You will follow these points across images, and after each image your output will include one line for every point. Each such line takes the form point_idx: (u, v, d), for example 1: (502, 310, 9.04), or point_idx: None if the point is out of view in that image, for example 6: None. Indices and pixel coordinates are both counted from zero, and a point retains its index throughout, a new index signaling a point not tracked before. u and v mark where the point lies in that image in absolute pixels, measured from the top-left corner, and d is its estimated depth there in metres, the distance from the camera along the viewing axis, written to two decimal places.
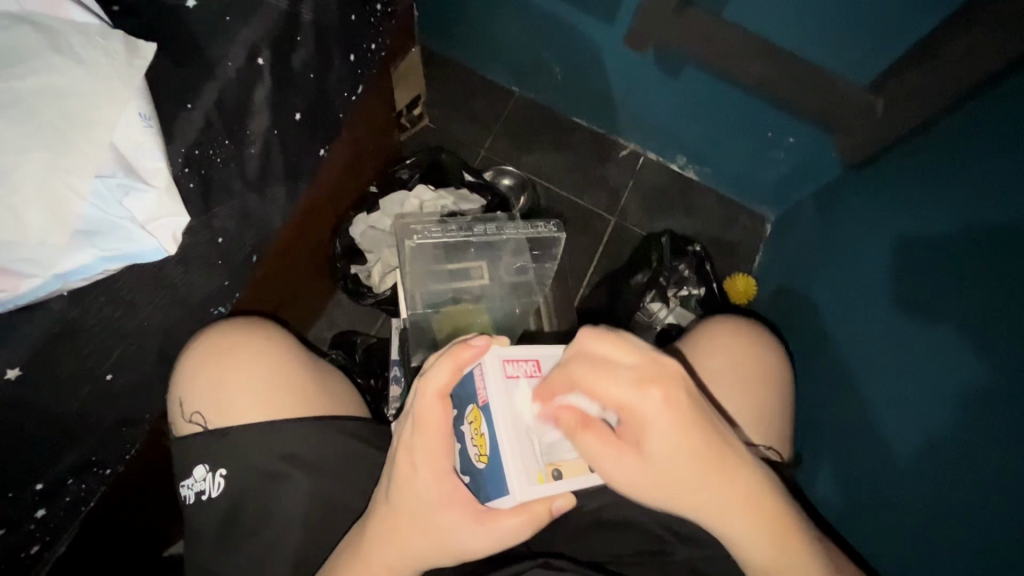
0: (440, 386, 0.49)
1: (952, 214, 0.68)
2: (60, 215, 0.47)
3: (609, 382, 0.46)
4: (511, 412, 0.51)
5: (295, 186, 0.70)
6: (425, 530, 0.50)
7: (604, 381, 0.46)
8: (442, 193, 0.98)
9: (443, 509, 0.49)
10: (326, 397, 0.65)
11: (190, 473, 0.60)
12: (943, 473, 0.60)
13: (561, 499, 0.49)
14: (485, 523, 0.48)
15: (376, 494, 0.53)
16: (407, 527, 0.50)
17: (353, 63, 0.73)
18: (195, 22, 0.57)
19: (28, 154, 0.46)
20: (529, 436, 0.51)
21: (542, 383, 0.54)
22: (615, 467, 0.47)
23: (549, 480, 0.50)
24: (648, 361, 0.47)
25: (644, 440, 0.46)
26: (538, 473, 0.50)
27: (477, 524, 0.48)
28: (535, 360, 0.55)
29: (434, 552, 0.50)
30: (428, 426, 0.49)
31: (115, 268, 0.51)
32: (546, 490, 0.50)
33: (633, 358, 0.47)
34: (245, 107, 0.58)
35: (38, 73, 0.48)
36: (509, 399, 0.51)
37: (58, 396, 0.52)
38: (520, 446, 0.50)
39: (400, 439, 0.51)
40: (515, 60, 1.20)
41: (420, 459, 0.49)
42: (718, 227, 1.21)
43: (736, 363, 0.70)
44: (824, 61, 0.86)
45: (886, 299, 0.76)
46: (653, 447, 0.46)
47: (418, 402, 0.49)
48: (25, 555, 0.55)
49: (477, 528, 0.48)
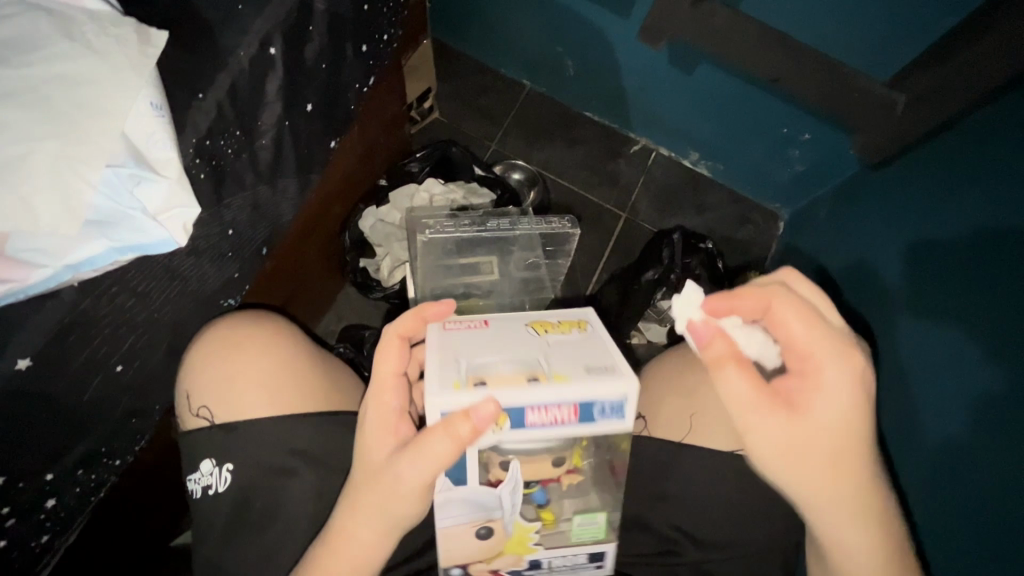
0: (402, 330, 0.52)
1: (971, 214, 0.66)
2: (71, 205, 0.46)
3: (801, 323, 0.49)
4: (441, 347, 0.50)
5: (305, 179, 0.69)
6: (376, 478, 0.50)
7: (804, 327, 0.49)
8: (453, 187, 0.97)
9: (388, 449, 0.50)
10: (335, 394, 0.65)
11: (197, 467, 0.60)
12: (952, 477, 0.59)
13: (485, 408, 0.43)
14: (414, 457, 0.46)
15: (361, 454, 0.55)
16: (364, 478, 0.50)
17: (365, 54, 0.72)
18: (208, 11, 0.56)
19: (39, 142, 0.46)
20: (455, 361, 0.48)
21: (482, 329, 0.52)
22: (769, 426, 0.47)
23: (469, 388, 0.45)
24: (847, 332, 0.50)
25: (808, 395, 0.48)
26: (455, 381, 0.46)
27: (406, 457, 0.47)
28: (483, 319, 0.54)
29: (387, 501, 0.49)
30: (382, 369, 0.52)
31: (126, 259, 0.51)
32: (464, 399, 0.45)
33: (835, 328, 0.50)
34: (256, 99, 0.58)
35: (49, 61, 0.47)
36: (443, 341, 0.51)
37: (68, 388, 0.51)
38: (443, 365, 0.47)
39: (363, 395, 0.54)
40: (527, 52, 1.19)
41: (375, 405, 0.51)
42: (730, 225, 1.19)
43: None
44: (846, 56, 0.84)
45: (900, 301, 0.74)
46: (814, 405, 0.48)
47: (379, 348, 0.52)
48: (36, 543, 0.56)
49: (409, 460, 0.46)
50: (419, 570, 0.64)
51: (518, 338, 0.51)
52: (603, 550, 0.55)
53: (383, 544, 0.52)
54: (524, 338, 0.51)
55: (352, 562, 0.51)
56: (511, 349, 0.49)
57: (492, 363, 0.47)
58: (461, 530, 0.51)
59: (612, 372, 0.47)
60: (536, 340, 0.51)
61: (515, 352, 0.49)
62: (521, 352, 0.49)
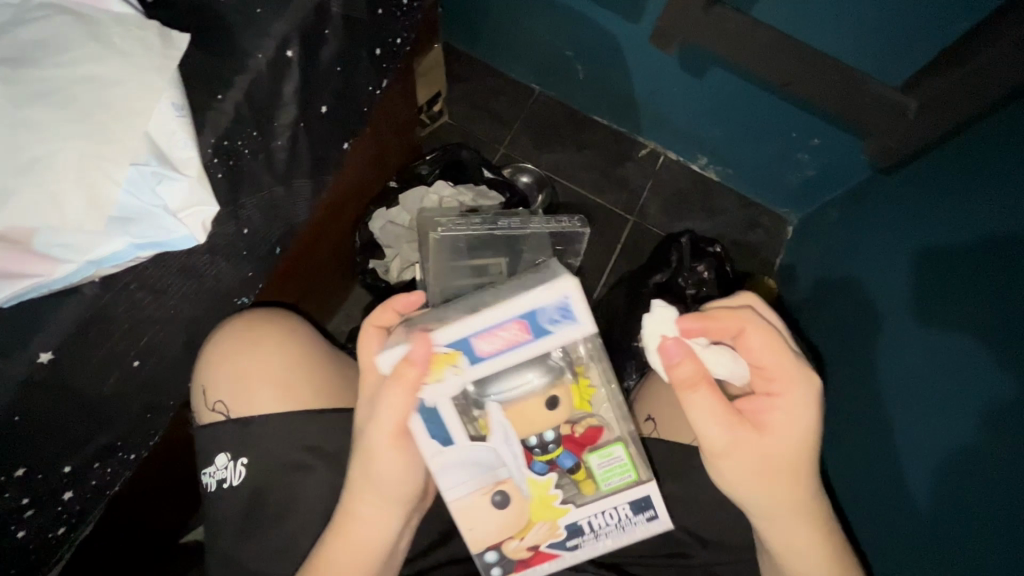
0: (378, 319, 0.54)
1: (985, 221, 0.66)
2: (98, 202, 0.48)
3: (769, 349, 0.50)
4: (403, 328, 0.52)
5: (320, 180, 0.71)
6: (359, 446, 0.52)
7: (775, 350, 0.50)
8: (462, 189, 0.97)
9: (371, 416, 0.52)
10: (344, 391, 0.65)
11: (212, 461, 0.60)
12: (966, 486, 0.58)
13: (422, 345, 0.44)
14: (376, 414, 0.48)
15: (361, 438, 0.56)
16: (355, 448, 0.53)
17: (379, 57, 0.73)
18: (227, 13, 0.57)
19: (67, 140, 0.47)
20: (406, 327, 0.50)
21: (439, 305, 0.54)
22: (773, 422, 0.50)
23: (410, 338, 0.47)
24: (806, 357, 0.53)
25: (770, 416, 0.50)
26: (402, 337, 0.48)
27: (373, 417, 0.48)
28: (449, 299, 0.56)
29: (372, 467, 0.51)
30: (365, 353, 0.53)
31: (146, 255, 0.51)
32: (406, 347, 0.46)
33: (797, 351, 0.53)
34: (273, 100, 0.59)
35: (77, 63, 0.49)
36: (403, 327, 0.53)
37: (87, 382, 0.52)
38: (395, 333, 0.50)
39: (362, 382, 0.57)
40: (537, 57, 1.20)
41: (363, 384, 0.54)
42: (740, 229, 1.20)
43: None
44: (860, 61, 0.84)
45: (913, 307, 0.73)
46: (773, 424, 0.50)
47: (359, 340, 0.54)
48: (52, 534, 0.58)
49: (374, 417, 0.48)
50: (427, 569, 0.65)
51: (468, 295, 0.51)
52: (645, 497, 0.52)
53: (389, 514, 0.53)
54: (474, 293, 0.51)
55: (355, 536, 0.53)
56: (461, 302, 0.50)
57: (433, 314, 0.49)
58: (475, 489, 0.49)
59: (550, 273, 0.46)
60: (489, 289, 0.50)
61: (462, 301, 0.49)
62: (471, 298, 0.49)
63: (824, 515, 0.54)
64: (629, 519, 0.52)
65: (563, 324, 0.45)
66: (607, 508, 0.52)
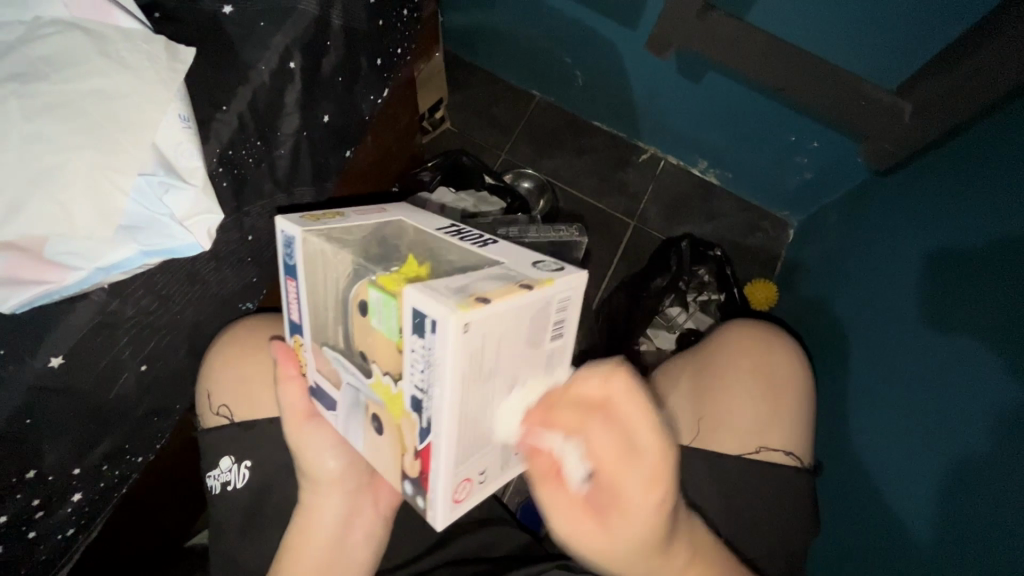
0: None
1: (980, 223, 0.66)
2: (106, 212, 0.49)
3: (602, 441, 0.44)
4: None
5: (321, 187, 0.72)
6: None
7: (620, 449, 0.44)
8: (463, 196, 0.98)
9: None
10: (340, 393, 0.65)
11: (215, 465, 0.61)
12: (965, 486, 0.58)
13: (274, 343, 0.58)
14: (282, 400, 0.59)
15: None
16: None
17: (379, 67, 0.74)
18: (231, 26, 0.58)
19: (77, 152, 0.49)
20: None
21: None
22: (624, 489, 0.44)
23: None
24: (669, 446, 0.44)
25: (617, 492, 0.44)
26: None
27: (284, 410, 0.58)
28: None
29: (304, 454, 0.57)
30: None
31: (154, 262, 0.53)
32: None
33: (653, 444, 0.44)
34: (276, 111, 0.60)
35: (85, 76, 0.50)
36: None
37: (95, 386, 0.54)
38: None
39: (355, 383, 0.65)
40: (537, 64, 1.21)
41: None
42: (739, 232, 1.20)
43: (763, 357, 0.70)
44: (855, 65, 0.85)
45: (911, 309, 0.74)
46: (632, 498, 0.44)
47: None
48: (62, 536, 0.59)
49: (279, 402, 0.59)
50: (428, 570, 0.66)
51: None
52: (431, 321, 0.39)
53: (320, 497, 0.57)
54: None
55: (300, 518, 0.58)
56: None
57: None
58: (359, 420, 0.51)
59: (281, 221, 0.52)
60: None
61: None
62: None
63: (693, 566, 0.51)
64: (427, 345, 0.40)
65: (295, 258, 0.50)
66: (409, 350, 0.42)
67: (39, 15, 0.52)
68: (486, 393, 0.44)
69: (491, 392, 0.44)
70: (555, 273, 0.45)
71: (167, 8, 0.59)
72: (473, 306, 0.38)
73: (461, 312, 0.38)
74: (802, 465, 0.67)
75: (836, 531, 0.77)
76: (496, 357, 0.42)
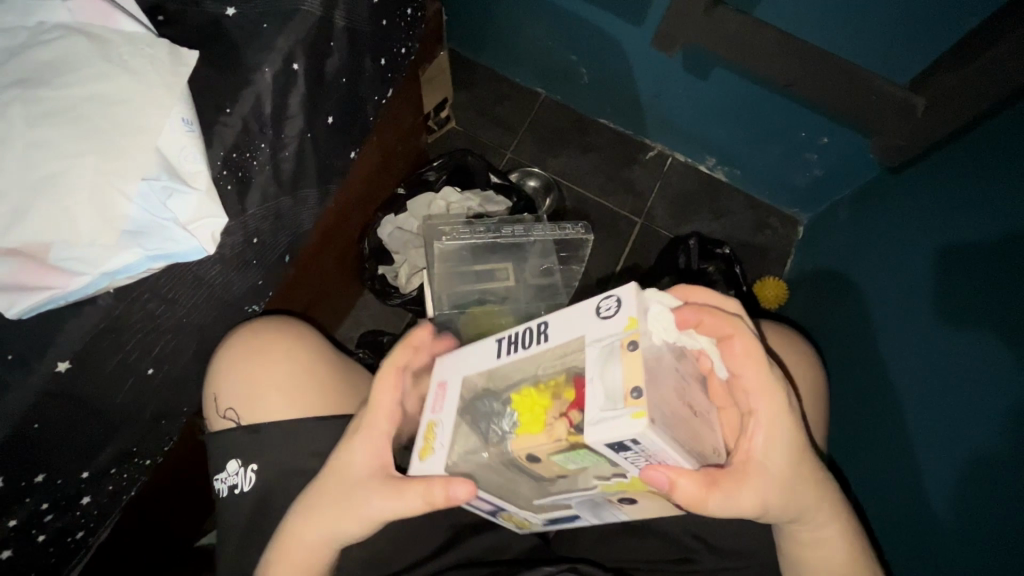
0: (282, 334, 0.65)
1: (994, 216, 0.65)
2: (110, 216, 0.49)
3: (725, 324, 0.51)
4: None
5: (325, 188, 0.72)
6: (345, 509, 0.51)
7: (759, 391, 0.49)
8: (468, 196, 1.00)
9: (371, 463, 0.52)
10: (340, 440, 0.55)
11: (223, 467, 0.61)
12: (982, 486, 0.57)
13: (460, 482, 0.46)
14: (387, 486, 0.49)
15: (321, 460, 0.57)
16: (326, 491, 0.52)
17: (384, 67, 0.74)
18: (234, 29, 0.58)
19: (79, 157, 0.49)
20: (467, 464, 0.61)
21: None
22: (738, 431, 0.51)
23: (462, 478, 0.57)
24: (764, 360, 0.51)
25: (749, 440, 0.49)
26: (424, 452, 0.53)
27: (390, 494, 0.49)
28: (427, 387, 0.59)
29: (342, 518, 0.51)
30: (375, 414, 0.53)
31: (159, 267, 0.52)
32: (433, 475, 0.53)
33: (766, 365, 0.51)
34: (280, 112, 0.60)
35: (89, 81, 0.50)
36: None
37: (101, 389, 0.54)
38: None
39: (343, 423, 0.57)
40: (542, 62, 1.20)
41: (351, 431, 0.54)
42: (749, 230, 1.18)
43: (780, 355, 0.69)
44: (865, 58, 0.83)
45: (924, 305, 0.72)
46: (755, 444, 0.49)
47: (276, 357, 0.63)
48: (71, 538, 0.59)
49: (390, 501, 0.49)
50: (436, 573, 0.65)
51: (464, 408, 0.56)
52: (629, 440, 0.39)
53: (305, 543, 0.52)
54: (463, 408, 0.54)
55: (292, 557, 0.52)
56: None
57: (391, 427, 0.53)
58: (606, 507, 0.54)
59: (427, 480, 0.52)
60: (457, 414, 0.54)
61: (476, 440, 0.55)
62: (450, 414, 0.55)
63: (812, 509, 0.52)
64: (641, 448, 0.41)
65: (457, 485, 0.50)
66: (622, 456, 0.43)
67: (43, 20, 0.52)
68: (678, 422, 0.44)
69: (680, 419, 0.44)
70: (621, 311, 0.44)
71: (170, 10, 0.58)
72: (620, 416, 0.40)
73: (638, 422, 0.39)
74: None
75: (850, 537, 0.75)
76: (666, 401, 0.43)
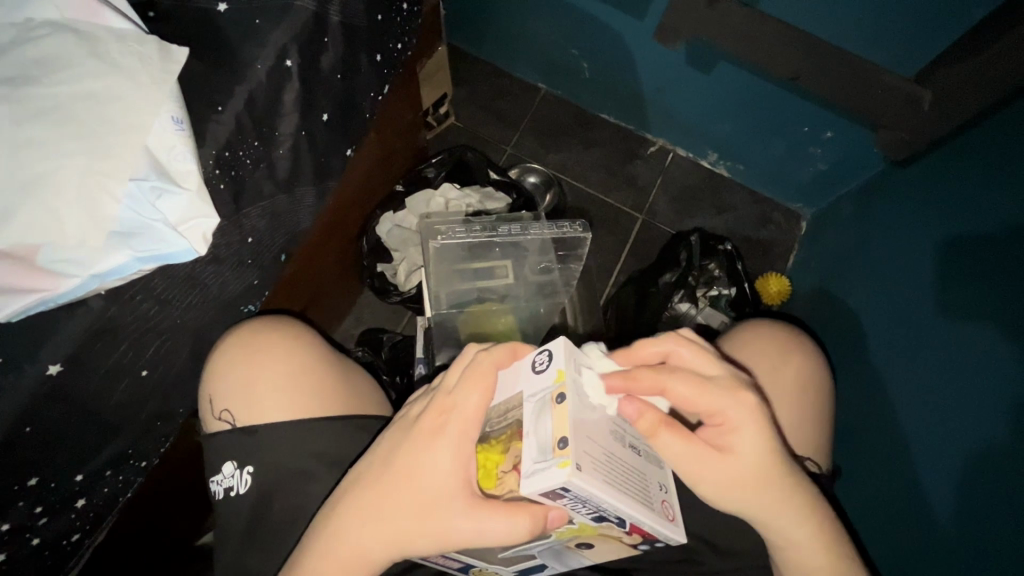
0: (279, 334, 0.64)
1: (1002, 212, 0.64)
2: (99, 219, 0.49)
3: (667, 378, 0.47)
4: None
5: (322, 187, 0.70)
6: (425, 525, 0.46)
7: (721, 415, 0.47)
8: (468, 192, 0.97)
9: (458, 474, 0.47)
10: (410, 441, 0.48)
11: (219, 469, 0.60)
12: (984, 487, 0.56)
13: (556, 508, 0.44)
14: (476, 516, 0.45)
15: (382, 463, 0.49)
16: (401, 500, 0.47)
17: (380, 63, 0.73)
18: (227, 25, 0.57)
19: (68, 157, 0.48)
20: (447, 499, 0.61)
21: None
22: (678, 459, 0.46)
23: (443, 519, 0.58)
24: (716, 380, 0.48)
25: (729, 438, 0.48)
26: None
27: (472, 515, 0.45)
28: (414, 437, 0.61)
29: (415, 528, 0.46)
30: (460, 422, 0.47)
31: (149, 268, 0.52)
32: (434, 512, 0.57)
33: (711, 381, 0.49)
34: (274, 110, 0.59)
35: (77, 80, 0.50)
36: None
37: (95, 392, 0.53)
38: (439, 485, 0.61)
39: (414, 415, 0.50)
40: (543, 57, 1.19)
41: (431, 435, 0.47)
42: (752, 225, 1.17)
43: (786, 356, 0.68)
44: (870, 51, 0.82)
45: (930, 302, 0.71)
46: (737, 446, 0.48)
47: (271, 358, 0.63)
48: (67, 541, 0.59)
49: (475, 523, 0.45)
50: None
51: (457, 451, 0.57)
52: (560, 491, 0.40)
53: (357, 546, 0.47)
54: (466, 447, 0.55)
55: (347, 561, 0.47)
56: None
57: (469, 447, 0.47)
58: (569, 554, 0.54)
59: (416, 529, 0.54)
60: None
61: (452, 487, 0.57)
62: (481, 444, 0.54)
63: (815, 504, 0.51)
64: (575, 496, 0.41)
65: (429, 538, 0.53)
66: (563, 503, 0.43)
67: (31, 17, 0.51)
68: (621, 465, 0.44)
69: (624, 462, 0.44)
70: (551, 365, 0.45)
71: (161, 6, 0.57)
72: (547, 467, 0.40)
73: (564, 471, 0.39)
74: (818, 470, 0.65)
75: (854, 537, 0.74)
76: (603, 446, 0.43)
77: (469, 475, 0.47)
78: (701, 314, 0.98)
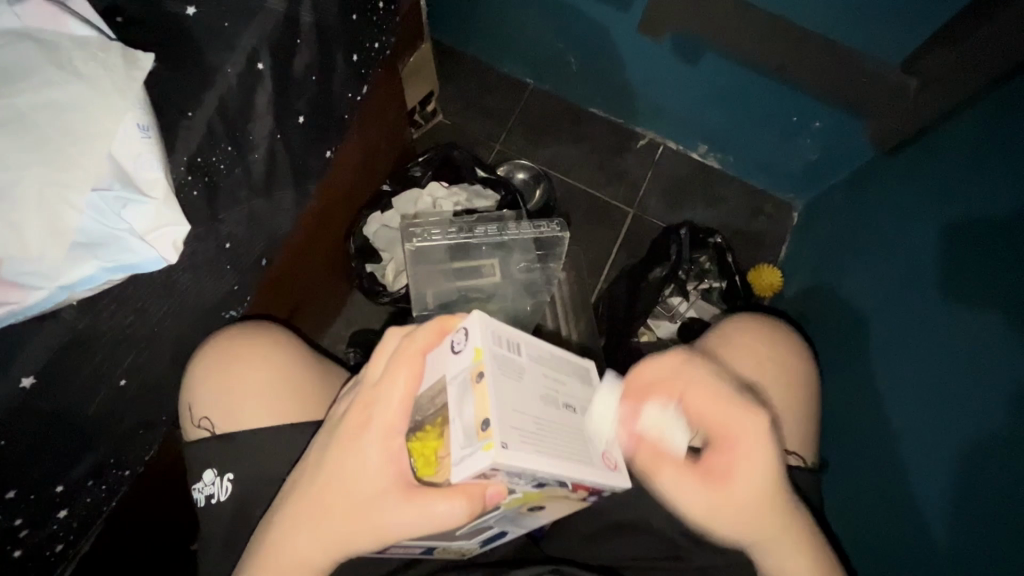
0: (261, 340, 0.64)
1: (988, 199, 0.63)
2: (59, 229, 0.48)
3: (702, 399, 0.51)
4: None
5: (300, 190, 0.70)
6: (362, 523, 0.46)
7: (716, 404, 0.51)
8: (456, 190, 0.96)
9: (391, 469, 0.46)
10: (338, 441, 0.48)
11: (200, 476, 0.60)
12: (972, 475, 0.56)
13: (493, 485, 0.42)
14: (412, 510, 0.44)
15: (314, 465, 0.49)
16: (332, 500, 0.47)
17: (356, 63, 0.72)
18: (194, 28, 0.57)
19: (25, 168, 0.47)
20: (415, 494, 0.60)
21: None
22: (685, 490, 0.50)
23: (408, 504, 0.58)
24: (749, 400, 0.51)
25: (730, 459, 0.50)
26: None
27: (409, 507, 0.44)
28: None
29: (355, 527, 0.46)
30: (383, 415, 0.46)
31: (119, 278, 0.52)
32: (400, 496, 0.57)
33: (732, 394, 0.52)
34: (246, 113, 0.59)
35: (40, 88, 0.49)
36: None
37: (72, 402, 0.53)
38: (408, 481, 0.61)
39: (340, 414, 0.49)
40: (529, 51, 1.17)
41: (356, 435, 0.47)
42: (743, 217, 1.16)
43: (778, 360, 0.67)
44: (856, 39, 0.80)
45: (919, 293, 0.70)
46: (739, 474, 0.50)
47: (252, 364, 0.62)
48: (51, 551, 0.59)
49: (411, 518, 0.44)
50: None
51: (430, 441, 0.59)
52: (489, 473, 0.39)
53: (300, 552, 0.47)
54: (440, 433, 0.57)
55: (288, 564, 0.47)
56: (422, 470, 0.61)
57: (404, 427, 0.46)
58: (525, 517, 0.52)
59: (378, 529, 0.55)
60: None
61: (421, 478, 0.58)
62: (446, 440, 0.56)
63: (805, 539, 0.52)
64: (506, 473, 0.40)
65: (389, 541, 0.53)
66: (501, 481, 0.42)
67: None
68: (555, 431, 0.44)
69: (557, 427, 0.44)
70: (468, 344, 0.44)
71: (130, 12, 0.57)
72: (474, 452, 0.40)
73: (487, 453, 0.39)
74: (803, 463, 0.64)
75: (847, 529, 0.73)
76: (531, 415, 0.43)
77: (404, 466, 0.46)
78: (693, 308, 0.99)
